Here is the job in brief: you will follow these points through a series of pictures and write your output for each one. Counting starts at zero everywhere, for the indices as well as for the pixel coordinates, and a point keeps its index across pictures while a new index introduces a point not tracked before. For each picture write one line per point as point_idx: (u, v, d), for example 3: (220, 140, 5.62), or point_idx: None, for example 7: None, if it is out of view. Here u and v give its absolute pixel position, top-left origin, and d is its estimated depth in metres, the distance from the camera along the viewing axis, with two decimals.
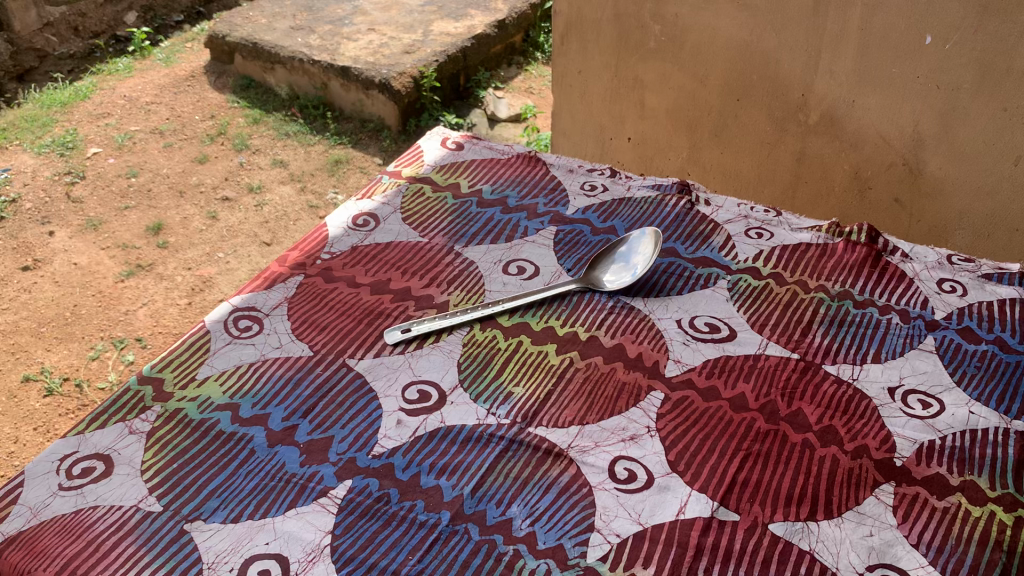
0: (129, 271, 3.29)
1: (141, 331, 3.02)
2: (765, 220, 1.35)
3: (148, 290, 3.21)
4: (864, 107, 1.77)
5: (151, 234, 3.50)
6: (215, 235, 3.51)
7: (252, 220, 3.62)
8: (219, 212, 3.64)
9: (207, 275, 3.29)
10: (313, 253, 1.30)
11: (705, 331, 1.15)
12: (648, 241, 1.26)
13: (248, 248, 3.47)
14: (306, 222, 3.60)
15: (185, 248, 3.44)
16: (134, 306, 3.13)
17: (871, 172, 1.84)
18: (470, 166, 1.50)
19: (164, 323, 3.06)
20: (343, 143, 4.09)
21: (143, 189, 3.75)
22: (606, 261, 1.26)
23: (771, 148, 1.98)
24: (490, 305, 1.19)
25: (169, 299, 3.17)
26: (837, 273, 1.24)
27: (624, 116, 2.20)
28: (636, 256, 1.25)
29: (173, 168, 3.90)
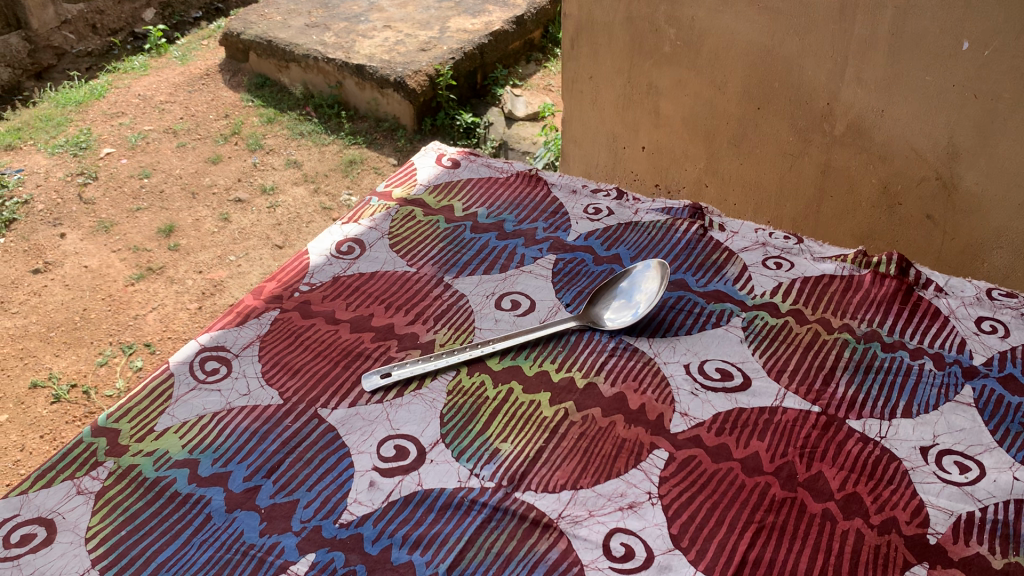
0: (140, 274, 3.22)
1: (150, 336, 2.95)
2: (785, 248, 1.24)
3: (158, 294, 3.13)
4: (895, 117, 1.64)
5: (163, 236, 3.43)
6: (227, 238, 3.43)
7: (264, 222, 3.53)
8: (232, 213, 3.56)
9: (218, 279, 3.21)
10: (291, 284, 1.20)
11: (715, 378, 1.03)
12: (655, 274, 1.14)
13: (260, 251, 3.38)
14: (319, 224, 3.50)
15: (197, 251, 3.36)
16: (144, 311, 3.05)
17: (901, 186, 1.72)
18: (467, 186, 1.39)
19: (172, 328, 2.98)
20: (358, 143, 4.00)
21: (155, 190, 3.68)
22: (608, 295, 1.15)
23: (793, 159, 1.85)
24: (477, 347, 1.08)
25: (179, 303, 3.09)
26: (863, 311, 1.13)
27: (637, 123, 2.07)
28: (643, 291, 1.14)
29: (186, 169, 3.83)
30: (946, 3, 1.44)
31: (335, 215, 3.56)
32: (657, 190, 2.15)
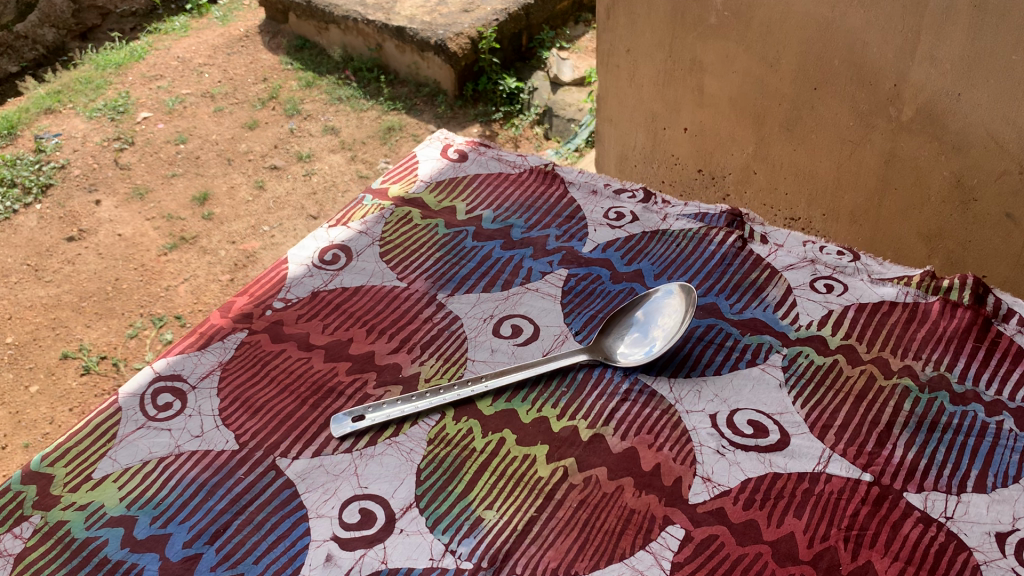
0: (173, 243, 2.99)
1: (181, 308, 2.73)
2: (837, 266, 1.05)
3: (191, 265, 2.90)
4: (973, 102, 1.43)
5: (197, 204, 3.18)
6: (261, 207, 3.17)
7: (300, 191, 3.25)
8: (267, 180, 3.29)
9: (250, 250, 2.97)
10: (264, 299, 1.06)
11: (747, 434, 0.87)
12: (678, 305, 0.97)
13: (295, 221, 3.11)
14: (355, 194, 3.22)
15: (231, 220, 3.11)
16: (176, 282, 2.82)
17: (977, 179, 1.51)
18: (472, 183, 1.23)
19: (204, 300, 2.76)
20: (397, 108, 3.70)
21: (190, 156, 3.43)
22: (618, 323, 0.98)
23: (854, 147, 1.64)
24: (464, 386, 0.92)
25: (212, 275, 2.86)
26: (929, 350, 0.94)
27: (678, 102, 1.86)
28: (662, 324, 0.97)
29: (223, 135, 3.57)
30: None
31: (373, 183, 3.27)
32: (700, 176, 1.94)
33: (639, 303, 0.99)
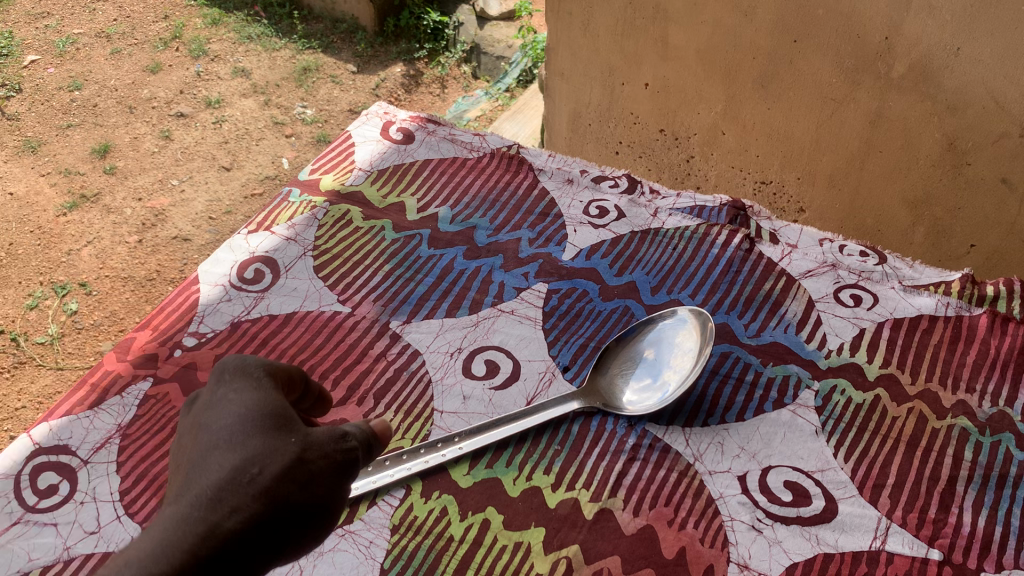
0: (72, 203, 2.47)
1: (87, 275, 2.26)
2: (863, 271, 0.90)
3: (94, 226, 2.40)
4: (974, 58, 1.22)
5: (97, 157, 2.64)
6: (169, 159, 2.64)
7: (210, 140, 2.74)
8: (174, 130, 2.75)
9: (160, 208, 2.45)
10: (170, 333, 0.86)
11: (787, 501, 0.71)
12: (697, 335, 0.80)
13: (207, 174, 2.61)
14: (271, 142, 2.76)
15: (136, 174, 2.58)
16: (78, 246, 2.34)
17: (972, 141, 1.31)
18: (425, 172, 1.05)
19: (111, 265, 2.28)
20: (312, 48, 3.21)
21: (87, 104, 2.86)
22: (622, 356, 0.80)
23: (836, 106, 1.42)
24: (434, 450, 0.73)
25: (118, 237, 2.36)
26: (984, 379, 0.79)
27: (639, 55, 1.61)
28: (678, 359, 0.79)
29: (122, 79, 2.98)
30: None
31: (290, 131, 2.81)
32: (662, 137, 1.71)
33: (647, 332, 0.82)
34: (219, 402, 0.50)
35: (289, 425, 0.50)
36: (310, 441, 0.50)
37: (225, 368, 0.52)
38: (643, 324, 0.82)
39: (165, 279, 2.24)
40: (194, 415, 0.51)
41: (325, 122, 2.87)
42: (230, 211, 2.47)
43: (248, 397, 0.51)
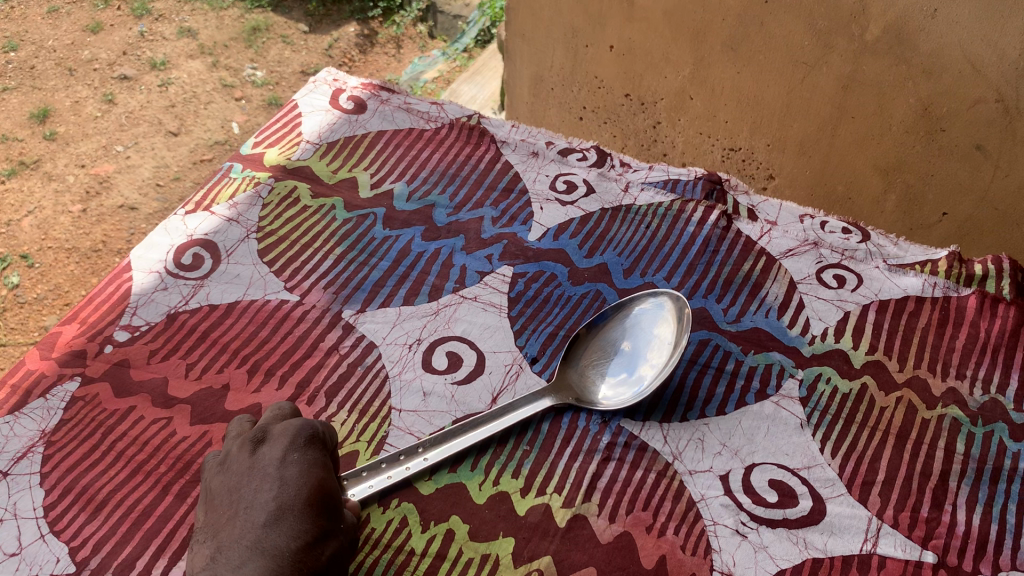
0: (11, 169, 2.32)
1: (27, 246, 2.14)
2: (846, 250, 0.85)
3: (34, 194, 2.26)
4: (951, 20, 1.15)
5: (36, 122, 2.48)
6: (112, 124, 2.49)
7: (156, 104, 2.59)
8: (117, 93, 2.59)
9: (104, 175, 2.33)
10: (100, 327, 0.78)
11: (773, 503, 0.66)
12: (679, 323, 0.74)
13: (153, 139, 2.48)
14: (220, 106, 2.63)
15: (78, 140, 2.44)
16: (17, 215, 2.21)
17: (947, 107, 1.22)
18: (379, 145, 0.98)
19: (54, 235, 2.17)
20: (262, 6, 3.04)
21: (23, 66, 2.66)
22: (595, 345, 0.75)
23: (808, 71, 1.32)
24: (395, 464, 0.66)
25: (60, 206, 2.23)
26: (975, 365, 0.75)
27: (603, 16, 1.52)
28: (655, 351, 0.74)
29: (61, 40, 2.77)
30: None
31: (240, 95, 2.68)
32: (627, 102, 1.60)
33: (622, 320, 0.76)
34: (292, 468, 0.58)
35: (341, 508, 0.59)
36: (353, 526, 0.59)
37: (300, 435, 0.60)
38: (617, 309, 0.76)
39: (113, 250, 2.14)
40: (261, 463, 0.59)
41: (276, 84, 2.76)
42: (179, 178, 2.36)
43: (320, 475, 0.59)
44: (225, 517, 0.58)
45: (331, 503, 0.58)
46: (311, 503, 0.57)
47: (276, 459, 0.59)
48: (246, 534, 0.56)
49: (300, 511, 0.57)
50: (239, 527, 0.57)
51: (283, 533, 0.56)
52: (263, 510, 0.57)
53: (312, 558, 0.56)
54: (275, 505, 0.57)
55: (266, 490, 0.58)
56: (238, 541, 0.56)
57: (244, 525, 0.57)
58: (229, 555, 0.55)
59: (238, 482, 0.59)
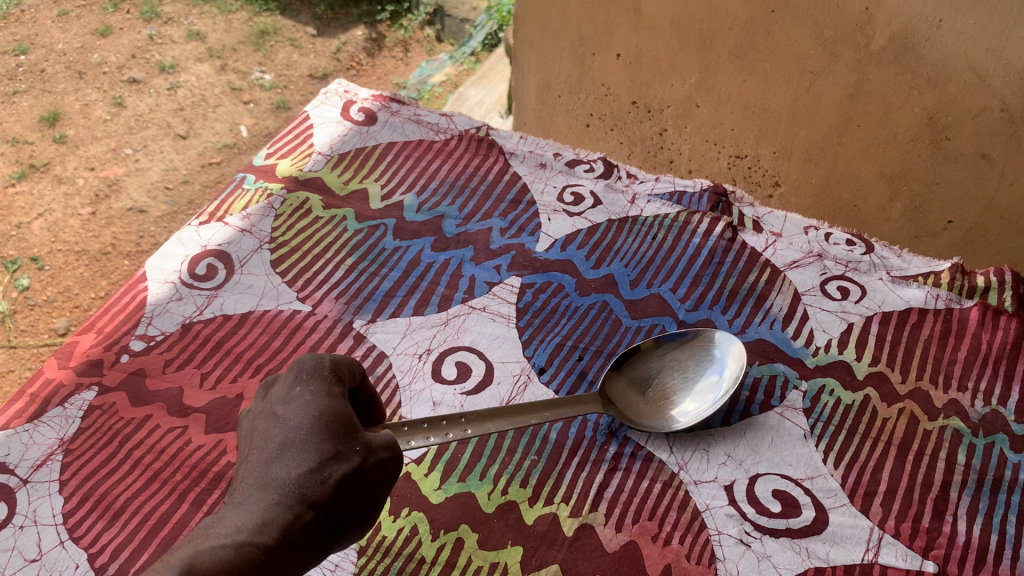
0: (21, 172, 2.34)
1: (37, 248, 2.16)
2: (849, 262, 0.86)
3: (44, 196, 2.28)
4: (956, 31, 1.14)
5: (45, 126, 2.50)
6: (121, 127, 2.51)
7: (164, 107, 2.61)
8: (126, 96, 2.61)
9: (113, 178, 2.35)
10: (116, 337, 0.80)
11: (777, 513, 0.67)
12: (731, 365, 0.74)
13: (161, 142, 2.49)
14: (229, 109, 2.65)
15: (87, 143, 2.46)
16: (27, 218, 2.22)
17: (953, 117, 1.23)
18: (389, 156, 0.99)
19: (63, 238, 2.18)
20: (270, 9, 3.05)
21: (34, 69, 2.68)
22: (641, 365, 0.75)
23: (814, 79, 1.33)
24: (435, 429, 0.61)
25: (70, 209, 2.25)
26: (976, 377, 0.76)
27: (611, 24, 1.52)
28: (699, 390, 0.74)
29: (70, 43, 2.79)
30: None
31: (248, 98, 2.70)
32: (634, 109, 1.61)
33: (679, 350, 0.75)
34: (297, 401, 0.57)
35: (355, 431, 0.56)
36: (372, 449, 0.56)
37: (303, 366, 0.58)
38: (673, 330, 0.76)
39: (122, 253, 2.16)
40: (272, 403, 0.58)
41: (284, 87, 2.78)
42: (187, 180, 2.38)
43: (324, 401, 0.57)
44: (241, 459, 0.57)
45: (341, 429, 0.56)
46: (316, 429, 0.55)
47: (284, 395, 0.58)
48: (255, 470, 0.54)
49: (304, 441, 0.55)
50: (250, 464, 0.55)
51: (288, 464, 0.54)
52: (270, 444, 0.55)
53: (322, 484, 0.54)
54: (281, 438, 0.55)
55: (275, 425, 0.56)
56: (248, 476, 0.54)
57: (253, 460, 0.55)
58: (239, 492, 0.54)
59: (252, 425, 0.58)
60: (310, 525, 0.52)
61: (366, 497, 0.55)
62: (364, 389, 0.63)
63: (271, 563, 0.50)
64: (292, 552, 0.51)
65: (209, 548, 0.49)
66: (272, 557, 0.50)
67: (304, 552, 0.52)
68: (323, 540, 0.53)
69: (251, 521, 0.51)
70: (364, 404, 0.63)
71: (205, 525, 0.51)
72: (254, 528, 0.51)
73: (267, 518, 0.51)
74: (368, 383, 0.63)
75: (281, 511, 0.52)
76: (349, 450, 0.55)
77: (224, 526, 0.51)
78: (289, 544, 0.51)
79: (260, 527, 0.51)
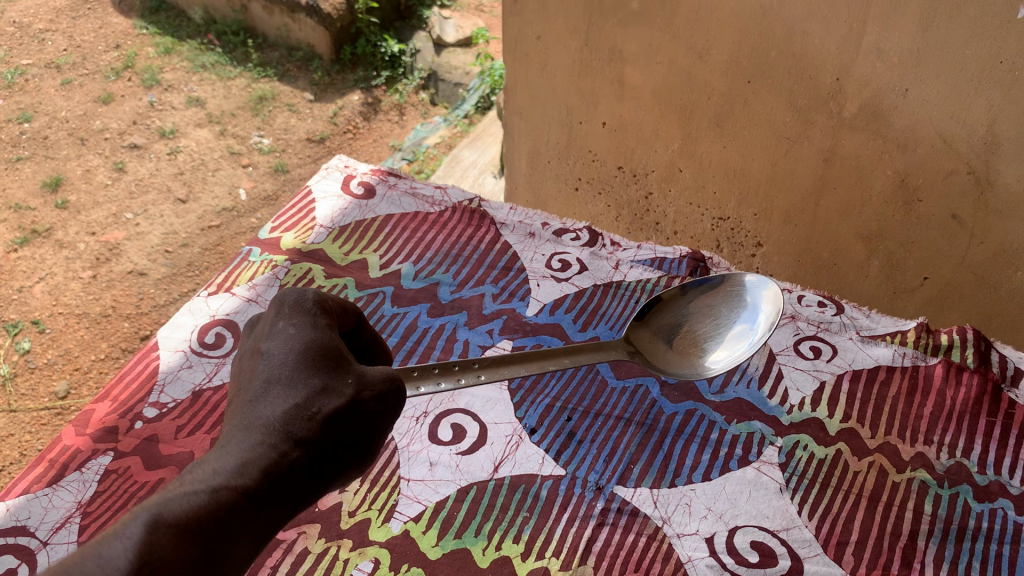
0: (23, 237, 2.40)
1: (39, 312, 2.20)
2: (821, 323, 0.92)
3: (46, 261, 2.34)
4: (922, 99, 1.20)
5: (48, 191, 2.57)
6: (122, 192, 2.58)
7: (165, 171, 2.68)
8: (127, 162, 2.69)
9: (114, 242, 2.41)
10: (130, 404, 0.84)
11: (755, 562, 0.71)
12: (764, 310, 0.81)
13: (161, 206, 2.56)
14: (228, 173, 2.72)
15: (89, 208, 2.52)
16: (29, 282, 2.28)
17: (923, 180, 1.28)
18: (386, 228, 1.05)
19: (64, 301, 2.23)
20: (268, 75, 3.10)
21: (37, 136, 2.76)
22: (672, 313, 0.83)
23: (790, 145, 1.39)
24: (447, 376, 0.63)
25: (71, 273, 2.31)
26: (941, 431, 0.81)
27: (596, 95, 1.58)
28: (733, 337, 0.81)
29: (73, 111, 2.88)
30: None
31: (247, 162, 2.77)
32: (620, 174, 1.68)
33: (711, 296, 0.83)
34: (281, 337, 0.62)
35: (344, 367, 0.61)
36: (366, 382, 0.61)
37: (286, 303, 0.63)
38: (705, 281, 0.84)
39: (122, 314, 2.20)
40: (259, 339, 0.63)
41: (283, 151, 2.84)
42: (187, 243, 2.44)
43: (306, 336, 0.62)
44: (233, 395, 0.62)
45: (327, 362, 0.61)
46: (300, 365, 0.60)
47: (269, 332, 0.63)
48: (242, 408, 0.60)
49: (289, 379, 0.60)
50: (239, 400, 0.61)
51: (273, 401, 0.59)
52: (257, 381, 0.60)
53: (308, 420, 0.59)
54: (266, 376, 0.60)
55: (260, 362, 0.61)
56: (237, 412, 0.60)
57: (241, 398, 0.60)
58: (228, 430, 0.59)
59: (242, 363, 0.63)
60: (297, 460, 0.58)
61: (357, 430, 0.61)
62: (363, 328, 0.68)
63: (256, 496, 0.55)
64: (278, 485, 0.57)
65: (193, 490, 0.54)
66: (256, 491, 0.56)
67: (292, 485, 0.58)
68: (309, 472, 0.59)
69: (235, 461, 0.56)
70: (367, 347, 0.69)
71: (195, 465, 0.57)
72: (237, 466, 0.56)
73: (250, 458, 0.56)
74: (367, 325, 0.69)
75: (266, 448, 0.57)
76: (336, 384, 0.61)
77: (210, 465, 0.56)
78: (274, 477, 0.57)
79: (241, 468, 0.56)
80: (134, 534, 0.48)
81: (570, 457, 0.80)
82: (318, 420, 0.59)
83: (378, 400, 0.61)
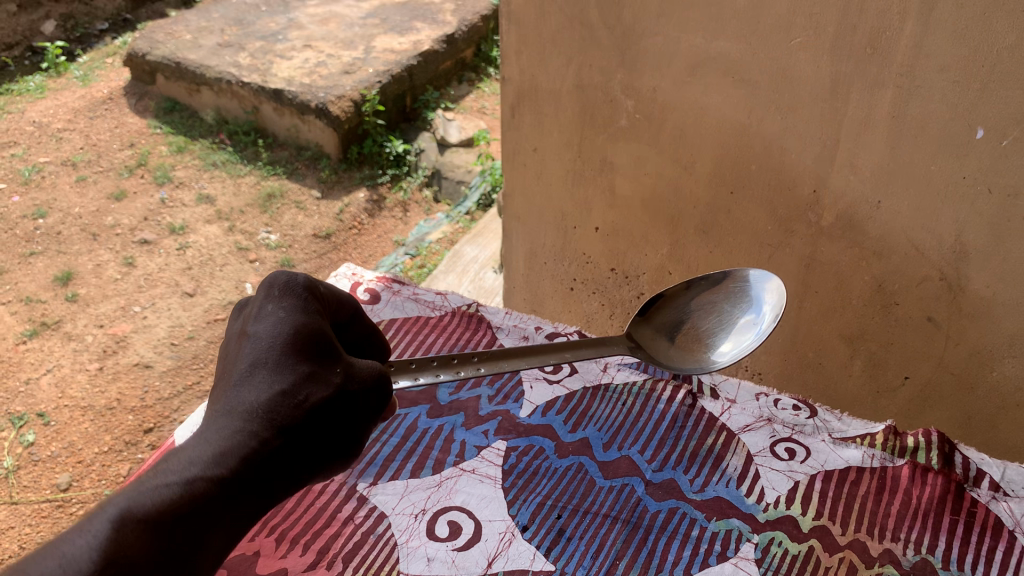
0: (33, 330, 2.48)
1: (45, 403, 2.26)
2: (796, 425, 0.98)
3: (54, 353, 2.41)
4: (893, 212, 1.27)
5: (59, 285, 2.65)
6: (131, 286, 2.67)
7: (173, 266, 2.77)
8: (137, 257, 2.78)
9: (121, 335, 2.48)
10: None
11: None
12: (767, 302, 0.93)
13: (169, 300, 2.64)
14: (234, 268, 2.80)
15: (98, 302, 2.60)
16: (36, 374, 2.34)
17: (898, 286, 1.34)
18: (389, 331, 1.12)
19: (70, 393, 2.28)
20: (277, 173, 3.22)
21: (51, 232, 2.87)
22: (674, 311, 0.97)
23: (773, 251, 1.47)
24: (444, 367, 0.76)
25: (78, 365, 2.37)
26: (908, 529, 0.86)
27: (589, 202, 1.67)
28: (739, 328, 0.93)
29: (87, 207, 2.99)
30: (955, 83, 1.09)
31: (253, 258, 2.85)
32: (613, 275, 1.76)
33: (710, 297, 0.97)
34: (269, 320, 0.70)
35: (329, 357, 0.70)
36: (353, 373, 0.70)
37: (275, 288, 0.71)
38: (709, 280, 0.97)
39: (126, 407, 2.25)
40: (248, 322, 0.71)
41: (289, 246, 2.92)
42: (192, 336, 2.50)
43: (291, 323, 0.70)
44: (222, 372, 0.71)
45: (313, 350, 0.69)
46: (285, 351, 0.68)
47: (258, 314, 0.71)
48: (229, 389, 0.68)
49: (275, 364, 0.68)
50: (227, 378, 0.69)
51: (259, 385, 0.67)
52: (244, 362, 0.68)
53: (297, 406, 0.67)
54: (252, 360, 0.68)
55: (246, 345, 0.70)
56: (226, 391, 0.68)
57: (228, 380, 0.69)
58: (214, 410, 0.67)
59: (232, 343, 0.72)
60: (276, 448, 0.66)
61: (338, 416, 0.69)
62: (352, 320, 0.80)
63: (233, 480, 0.64)
64: (258, 468, 0.65)
65: (171, 480, 0.62)
66: (233, 477, 0.64)
67: (272, 469, 0.66)
68: (287, 457, 0.67)
69: (212, 450, 0.64)
70: (364, 338, 0.81)
71: (180, 449, 0.65)
72: (215, 454, 0.64)
73: (228, 448, 0.64)
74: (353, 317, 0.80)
75: (246, 434, 0.65)
76: (326, 372, 0.69)
77: (190, 452, 0.64)
78: (259, 461, 0.65)
79: (217, 459, 0.64)
80: (98, 532, 0.57)
81: (559, 553, 0.85)
82: (305, 408, 0.67)
83: (363, 389, 0.70)
